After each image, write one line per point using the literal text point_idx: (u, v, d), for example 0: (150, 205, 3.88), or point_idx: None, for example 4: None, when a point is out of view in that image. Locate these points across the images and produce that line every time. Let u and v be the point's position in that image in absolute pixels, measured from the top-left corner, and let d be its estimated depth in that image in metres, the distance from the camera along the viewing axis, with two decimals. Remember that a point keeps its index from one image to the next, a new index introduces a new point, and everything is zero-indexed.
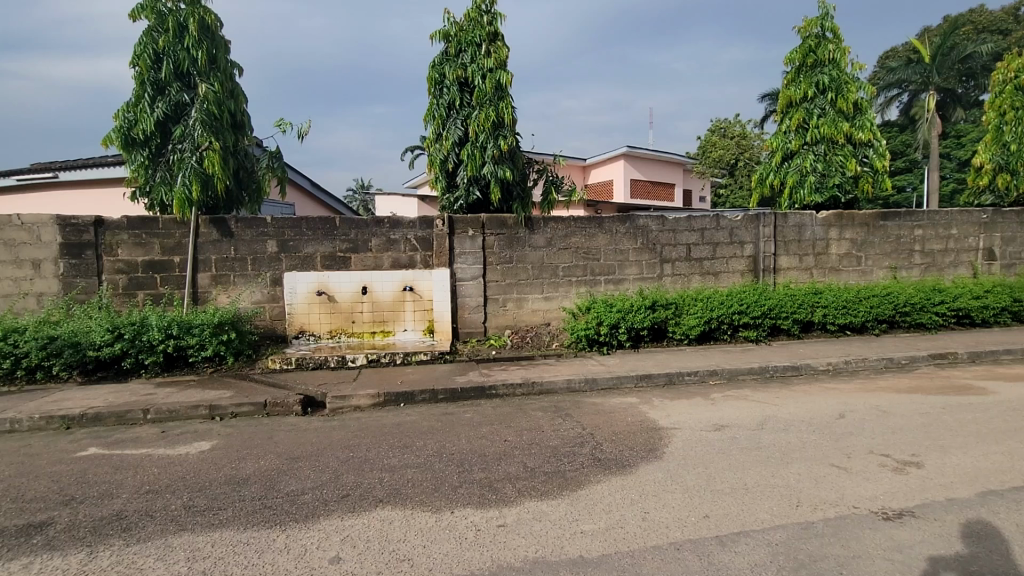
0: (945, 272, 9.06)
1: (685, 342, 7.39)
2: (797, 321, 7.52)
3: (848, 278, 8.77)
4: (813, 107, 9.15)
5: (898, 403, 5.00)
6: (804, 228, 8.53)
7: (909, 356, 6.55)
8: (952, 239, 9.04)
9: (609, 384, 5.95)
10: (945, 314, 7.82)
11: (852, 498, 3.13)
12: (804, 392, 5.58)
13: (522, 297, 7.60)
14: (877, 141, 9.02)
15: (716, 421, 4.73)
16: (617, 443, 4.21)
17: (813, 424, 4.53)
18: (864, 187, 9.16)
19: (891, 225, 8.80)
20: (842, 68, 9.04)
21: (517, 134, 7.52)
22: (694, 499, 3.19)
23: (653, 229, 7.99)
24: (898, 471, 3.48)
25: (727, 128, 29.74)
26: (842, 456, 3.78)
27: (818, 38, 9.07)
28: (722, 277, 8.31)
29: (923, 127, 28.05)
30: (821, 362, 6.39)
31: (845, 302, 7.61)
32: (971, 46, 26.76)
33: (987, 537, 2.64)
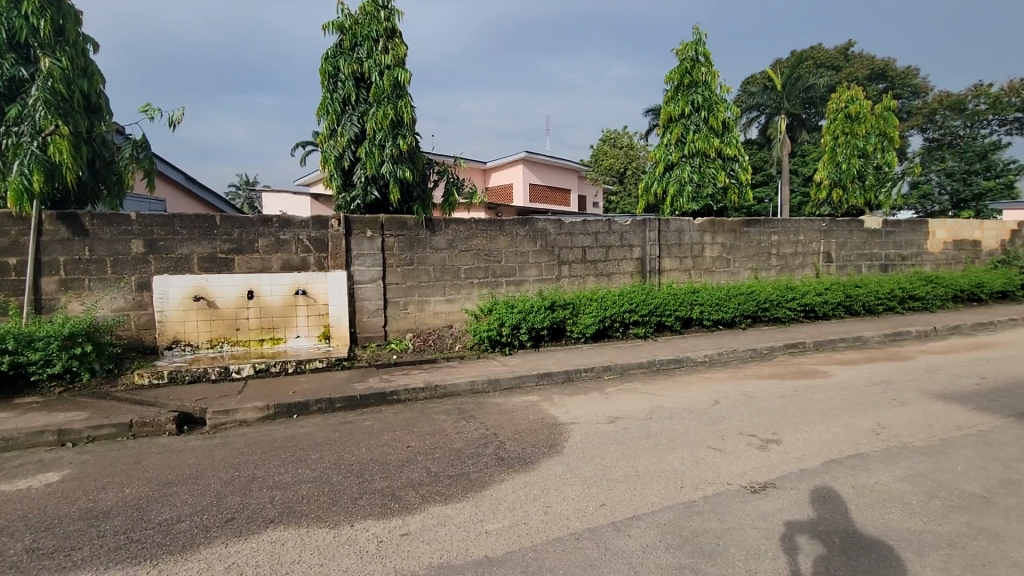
0: (795, 272, 10.44)
1: (581, 340, 7.75)
2: (678, 317, 8.23)
3: (720, 278, 9.77)
4: (689, 123, 10.08)
5: (762, 388, 5.67)
6: (684, 233, 9.37)
7: (769, 346, 7.46)
8: (800, 244, 10.45)
9: (511, 383, 6.07)
10: (796, 309, 9.01)
11: (726, 476, 3.50)
12: (685, 382, 6.12)
13: (423, 299, 7.49)
14: (741, 157, 10.20)
15: (610, 413, 5.02)
16: (519, 441, 4.31)
17: (694, 411, 4.99)
18: (731, 197, 10.28)
19: (753, 231, 9.96)
20: (713, 90, 10.09)
21: (417, 134, 7.39)
22: (592, 489, 3.36)
23: (551, 232, 8.29)
24: (762, 448, 3.95)
25: (616, 138, 31.91)
26: (718, 439, 4.20)
27: (693, 61, 10.04)
28: (614, 278, 8.84)
29: (777, 146, 32.11)
30: (699, 355, 7.05)
31: (718, 300, 8.47)
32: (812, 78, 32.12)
33: (832, 500, 3.09)
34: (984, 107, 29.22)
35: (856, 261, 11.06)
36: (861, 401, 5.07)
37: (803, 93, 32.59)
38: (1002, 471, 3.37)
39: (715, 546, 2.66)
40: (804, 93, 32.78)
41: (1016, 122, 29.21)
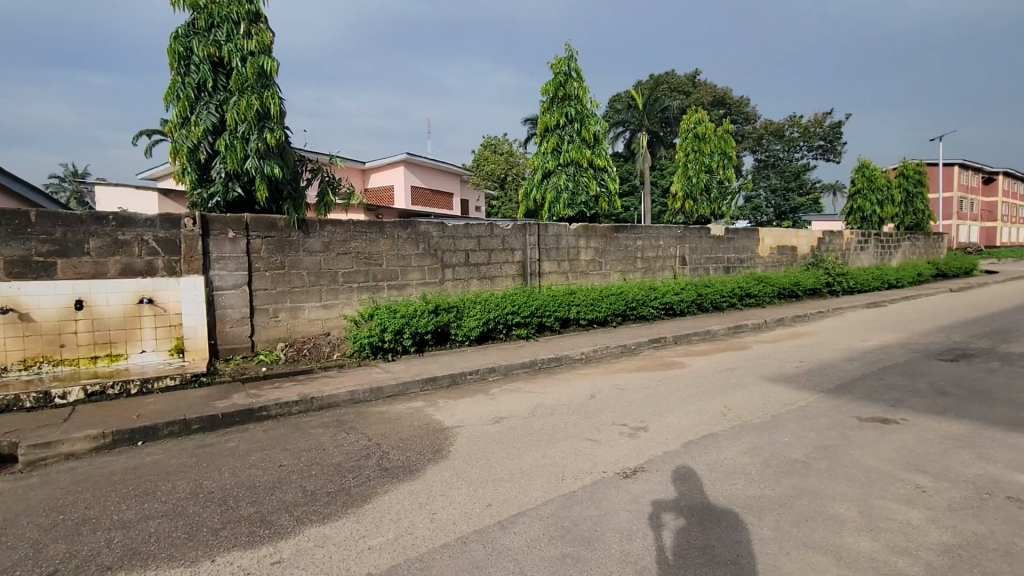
0: (657, 274, 11.53)
1: (466, 343, 7.78)
2: (557, 317, 8.64)
3: (594, 280, 10.45)
4: (564, 134, 10.65)
5: (631, 381, 6.17)
6: (561, 237, 9.86)
7: (637, 342, 8.14)
8: (661, 248, 11.56)
9: (395, 390, 5.89)
10: (658, 307, 9.96)
11: (602, 464, 3.75)
12: (564, 379, 6.45)
13: (296, 306, 6.97)
14: (610, 168, 11.00)
15: (495, 414, 5.11)
16: (404, 449, 4.20)
17: (572, 406, 5.27)
18: (602, 205, 11.03)
19: (621, 237, 10.81)
20: (584, 104, 10.76)
21: (286, 128, 6.86)
22: (479, 491, 3.39)
23: (433, 236, 8.21)
24: (632, 436, 4.30)
25: (497, 144, 32.81)
26: (594, 430, 4.48)
27: (566, 76, 10.63)
28: (496, 281, 9.01)
29: (640, 159, 35.25)
30: (576, 352, 7.46)
31: (592, 300, 9.05)
32: (667, 101, 36.64)
33: (691, 477, 3.46)
34: (797, 135, 34.94)
35: (705, 264, 12.51)
36: (712, 387, 5.75)
37: (660, 113, 36.70)
38: (817, 439, 4.04)
39: (593, 532, 2.83)
40: (660, 113, 36.89)
41: (819, 149, 35.31)
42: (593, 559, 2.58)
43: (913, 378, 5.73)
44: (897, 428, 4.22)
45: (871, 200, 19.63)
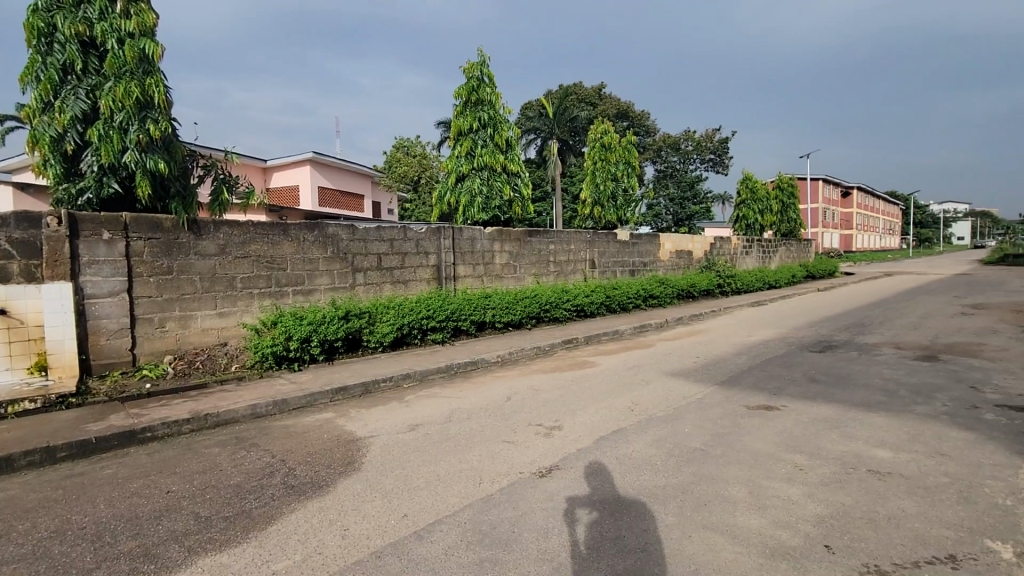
0: (569, 277, 11.93)
1: (379, 350, 7.53)
2: (473, 321, 8.63)
3: (509, 283, 10.59)
4: (477, 138, 10.70)
5: (545, 381, 6.33)
6: (475, 241, 9.88)
7: (550, 343, 8.35)
8: (572, 252, 11.98)
9: (302, 402, 5.56)
10: (570, 309, 10.29)
11: (518, 465, 3.80)
12: (481, 382, 6.46)
13: (187, 315, 6.36)
14: (523, 173, 11.21)
15: (411, 421, 4.99)
16: (312, 464, 3.98)
17: (489, 408, 5.30)
18: (516, 209, 11.22)
19: (535, 241, 11.06)
20: (497, 109, 10.88)
21: (173, 119, 6.24)
22: (394, 502, 3.29)
23: (342, 238, 7.88)
24: (547, 435, 4.40)
25: (410, 147, 32.48)
26: (510, 432, 4.53)
27: (478, 81, 10.69)
28: (410, 286, 8.83)
29: (551, 166, 36.37)
30: (492, 355, 7.50)
31: (507, 303, 9.16)
32: (576, 111, 38.02)
33: (603, 471, 3.61)
34: (691, 149, 37.92)
35: (613, 268, 13.14)
36: (620, 384, 6.05)
37: (569, 122, 37.95)
38: (713, 428, 4.39)
39: (510, 533, 2.85)
40: (570, 123, 38.20)
41: (710, 162, 38.56)
42: (510, 561, 2.60)
43: (791, 369, 6.42)
44: (779, 414, 4.70)
45: (754, 209, 21.78)
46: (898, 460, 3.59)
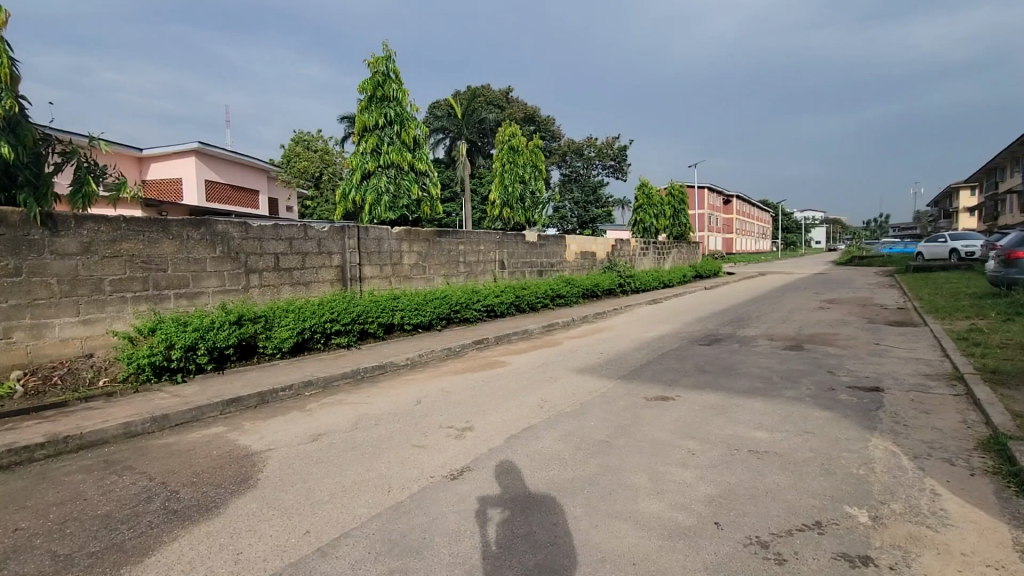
0: (479, 278, 11.96)
1: (277, 356, 7.03)
2: (380, 324, 8.36)
3: (418, 285, 10.38)
4: (383, 135, 10.38)
5: (456, 383, 6.29)
6: (382, 241, 9.58)
7: (461, 344, 8.31)
8: (481, 253, 12.03)
9: (187, 417, 5.03)
10: (480, 309, 10.31)
11: (429, 469, 3.73)
12: (389, 386, 6.27)
13: (41, 323, 5.51)
14: (431, 172, 11.05)
15: (313, 431, 4.71)
16: (199, 484, 3.61)
17: (398, 413, 5.15)
18: (425, 209, 11.03)
19: (444, 241, 10.95)
20: (404, 106, 10.63)
21: (21, 98, 5.38)
22: (294, 518, 3.08)
23: (234, 237, 7.27)
24: (458, 437, 4.37)
25: (310, 141, 30.92)
26: (421, 436, 4.43)
27: (384, 76, 10.37)
28: (312, 287, 8.34)
29: (460, 166, 36.33)
30: (401, 358, 7.31)
31: (416, 304, 8.98)
32: (484, 113, 38.30)
33: (513, 469, 3.65)
34: (593, 155, 39.76)
35: (522, 268, 13.40)
36: (529, 382, 6.18)
37: (478, 124, 38.29)
38: (617, 420, 4.62)
39: (421, 540, 2.79)
40: (478, 125, 38.48)
41: (611, 168, 40.67)
42: (422, 568, 2.54)
43: (684, 361, 6.95)
44: (675, 403, 5.06)
45: (650, 214, 23.40)
46: (774, 440, 4.01)
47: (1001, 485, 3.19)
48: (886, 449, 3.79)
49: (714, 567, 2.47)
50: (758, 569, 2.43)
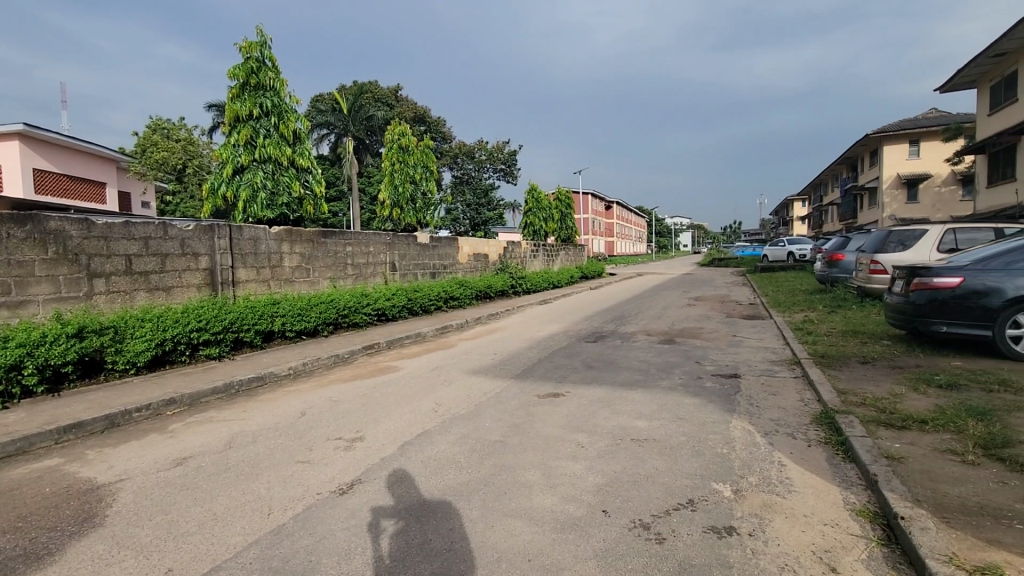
0: (368, 280, 11.48)
1: (131, 373, 6.15)
2: (258, 331, 7.68)
3: (300, 288, 9.71)
4: (258, 126, 9.56)
5: (344, 391, 5.97)
6: (259, 241, 8.83)
7: (349, 350, 7.91)
8: (370, 254, 11.57)
9: (8, 451, 4.20)
10: (370, 313, 9.91)
11: (315, 486, 3.49)
12: (269, 399, 5.77)
13: None
14: (314, 169, 10.39)
15: (177, 455, 4.18)
16: (27, 529, 3.03)
17: (278, 428, 4.76)
18: (307, 208, 10.35)
19: (330, 242, 10.37)
20: (282, 97, 9.89)
21: None
22: (155, 556, 2.71)
23: (71, 236, 6.26)
24: (348, 448, 4.15)
25: (170, 130, 27.38)
26: (305, 451, 4.13)
27: (258, 62, 9.56)
28: (175, 293, 7.42)
29: (347, 165, 34.71)
30: (282, 368, 6.77)
31: (299, 309, 8.38)
32: (372, 110, 37.00)
33: (406, 479, 3.53)
34: (484, 158, 40.21)
35: (413, 270, 13.12)
36: (422, 386, 6.05)
37: (365, 121, 36.89)
38: (511, 419, 4.69)
39: (307, 563, 2.60)
40: (365, 122, 37.22)
41: (501, 172, 41.42)
42: None
43: (572, 358, 7.26)
44: (565, 399, 5.27)
45: (538, 217, 24.21)
46: (653, 428, 4.34)
47: (831, 452, 3.76)
48: (744, 429, 4.28)
49: (604, 553, 2.60)
50: (642, 550, 2.61)
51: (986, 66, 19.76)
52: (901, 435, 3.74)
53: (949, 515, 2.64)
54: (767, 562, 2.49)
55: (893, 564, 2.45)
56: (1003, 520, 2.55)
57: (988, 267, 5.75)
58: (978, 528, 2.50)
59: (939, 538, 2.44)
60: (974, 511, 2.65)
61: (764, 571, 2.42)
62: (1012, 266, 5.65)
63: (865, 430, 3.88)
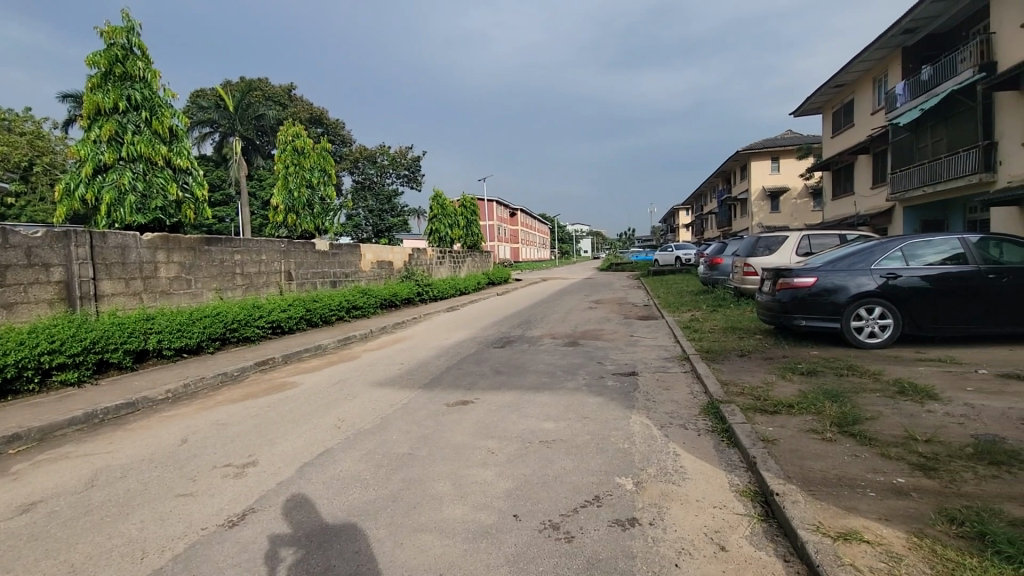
0: (260, 291, 10.65)
1: None
2: (127, 351, 6.80)
3: (179, 301, 8.77)
4: (126, 121, 8.51)
5: (234, 413, 5.46)
6: (128, 250, 7.85)
7: (239, 367, 7.26)
8: (263, 263, 10.75)
9: None
10: (264, 326, 9.19)
11: (199, 521, 3.14)
12: (142, 427, 5.12)
13: None
14: (194, 170, 9.47)
15: (22, 500, 3.56)
16: None
17: (154, 459, 4.23)
18: (187, 213, 9.37)
19: (214, 250, 9.48)
20: (154, 90, 8.91)
21: None
22: None
23: None
24: (238, 475, 3.79)
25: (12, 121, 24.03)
26: (187, 483, 3.70)
27: (124, 50, 8.54)
28: (18, 311, 6.42)
29: (234, 166, 32.12)
30: (158, 391, 6.05)
31: (178, 324, 7.56)
32: (262, 108, 34.72)
33: (305, 503, 3.29)
34: (387, 163, 39.17)
35: (311, 279, 12.40)
36: (323, 402, 5.72)
37: (254, 120, 34.83)
38: (419, 431, 4.58)
39: None
40: (255, 120, 35.01)
41: (405, 177, 40.59)
42: None
43: (481, 364, 7.27)
44: (474, 406, 5.25)
45: (444, 223, 23.99)
46: (559, 428, 4.46)
47: (717, 439, 4.11)
48: (643, 423, 4.55)
49: (515, 558, 2.61)
50: (552, 551, 2.66)
51: (830, 94, 22.94)
52: (774, 419, 4.19)
53: (815, 488, 2.99)
54: (666, 548, 2.65)
55: (771, 537, 2.72)
56: (856, 488, 2.94)
57: (835, 268, 6.64)
58: (837, 497, 2.86)
59: (806, 509, 2.76)
60: (834, 483, 3.03)
61: (664, 557, 2.57)
62: (854, 267, 6.57)
63: (744, 417, 4.29)
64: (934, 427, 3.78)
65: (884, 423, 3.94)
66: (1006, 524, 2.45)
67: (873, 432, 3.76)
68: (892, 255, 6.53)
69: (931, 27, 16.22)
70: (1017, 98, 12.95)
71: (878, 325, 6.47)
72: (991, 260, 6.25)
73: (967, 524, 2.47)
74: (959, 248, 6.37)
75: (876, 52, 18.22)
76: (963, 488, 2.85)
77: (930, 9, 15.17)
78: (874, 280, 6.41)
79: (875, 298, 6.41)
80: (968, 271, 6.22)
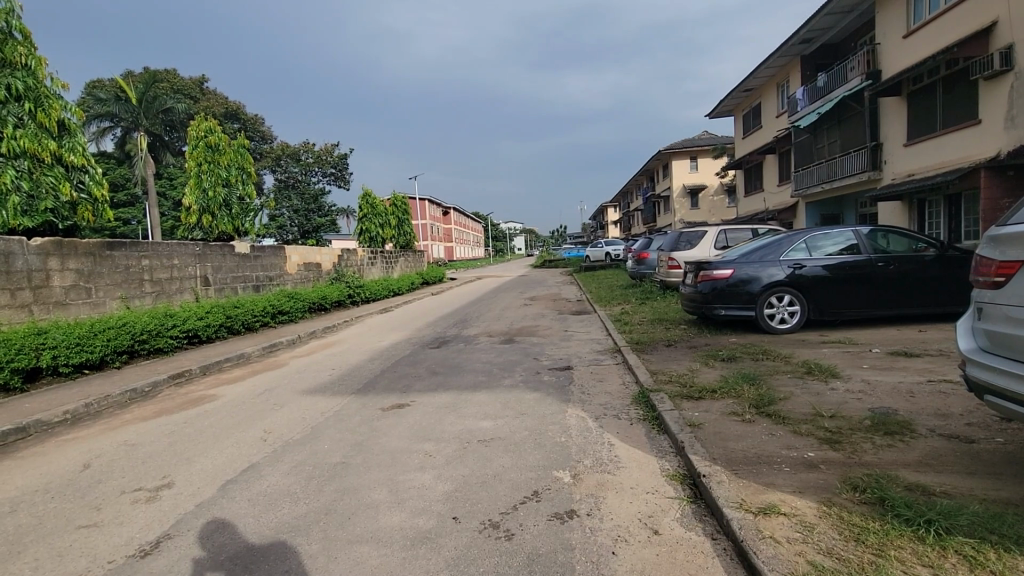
0: (173, 298, 9.84)
1: None
2: (16, 370, 6.09)
3: (76, 313, 7.94)
4: (5, 113, 7.43)
5: (145, 432, 4.99)
6: (12, 257, 7.08)
7: (150, 382, 6.65)
8: (175, 268, 9.94)
9: None
10: (178, 336, 8.49)
11: (106, 553, 2.84)
12: (33, 455, 4.55)
13: None
14: (91, 168, 8.57)
15: None
16: None
17: (48, 489, 3.78)
18: (83, 214, 8.47)
19: (118, 255, 8.66)
20: (40, 79, 7.96)
21: None
22: None
23: None
24: (150, 500, 3.48)
25: None
26: (89, 512, 3.34)
27: (3, 33, 7.54)
28: None
29: (139, 164, 29.70)
30: (54, 413, 5.43)
31: (76, 338, 6.84)
32: (170, 101, 32.23)
33: (227, 525, 3.06)
34: (311, 161, 37.77)
35: (231, 283, 11.62)
36: (247, 414, 5.36)
37: (161, 114, 32.12)
38: (353, 438, 4.41)
39: None
40: (160, 114, 32.47)
41: (331, 176, 39.14)
42: None
43: (417, 366, 7.13)
44: (410, 409, 5.13)
45: (375, 223, 23.19)
46: (497, 427, 4.45)
47: (648, 427, 4.28)
48: (578, 416, 4.66)
49: (455, 561, 2.58)
50: (493, 550, 2.65)
51: (740, 98, 24.51)
52: (699, 404, 4.43)
53: (736, 467, 3.18)
54: (603, 537, 2.72)
55: (700, 517, 2.87)
56: (773, 465, 3.16)
57: (749, 260, 7.12)
58: (756, 474, 3.06)
59: (729, 488, 2.93)
60: (753, 461, 3.24)
61: (602, 546, 2.63)
62: (765, 259, 7.06)
63: (672, 404, 4.49)
64: (838, 403, 4.14)
65: (795, 402, 4.27)
66: (901, 488, 2.72)
67: (786, 411, 4.06)
68: (796, 247, 7.08)
69: (825, 38, 17.75)
70: (897, 104, 14.45)
71: (787, 311, 7.01)
72: (880, 250, 6.93)
73: (868, 490, 2.72)
74: (853, 239, 6.99)
75: (780, 59, 19.69)
76: (864, 459, 3.13)
77: (824, 21, 16.58)
78: (781, 270, 6.93)
79: (784, 287, 6.94)
80: (861, 260, 6.87)
